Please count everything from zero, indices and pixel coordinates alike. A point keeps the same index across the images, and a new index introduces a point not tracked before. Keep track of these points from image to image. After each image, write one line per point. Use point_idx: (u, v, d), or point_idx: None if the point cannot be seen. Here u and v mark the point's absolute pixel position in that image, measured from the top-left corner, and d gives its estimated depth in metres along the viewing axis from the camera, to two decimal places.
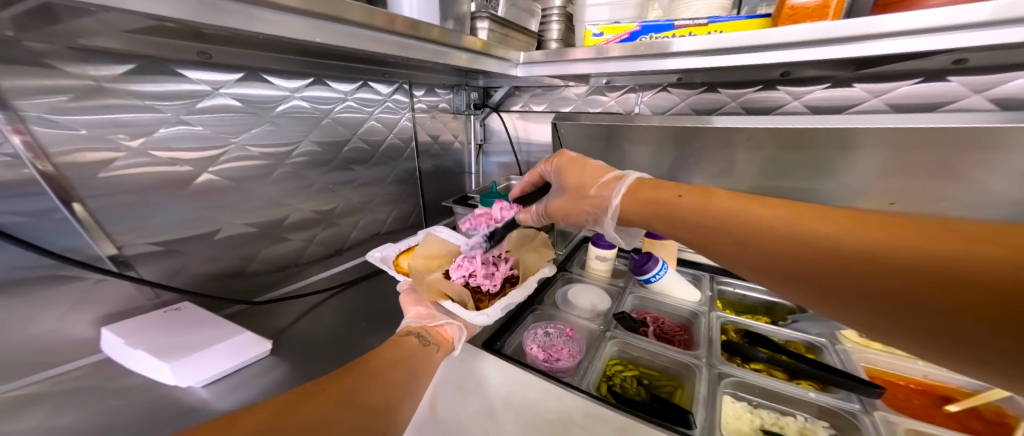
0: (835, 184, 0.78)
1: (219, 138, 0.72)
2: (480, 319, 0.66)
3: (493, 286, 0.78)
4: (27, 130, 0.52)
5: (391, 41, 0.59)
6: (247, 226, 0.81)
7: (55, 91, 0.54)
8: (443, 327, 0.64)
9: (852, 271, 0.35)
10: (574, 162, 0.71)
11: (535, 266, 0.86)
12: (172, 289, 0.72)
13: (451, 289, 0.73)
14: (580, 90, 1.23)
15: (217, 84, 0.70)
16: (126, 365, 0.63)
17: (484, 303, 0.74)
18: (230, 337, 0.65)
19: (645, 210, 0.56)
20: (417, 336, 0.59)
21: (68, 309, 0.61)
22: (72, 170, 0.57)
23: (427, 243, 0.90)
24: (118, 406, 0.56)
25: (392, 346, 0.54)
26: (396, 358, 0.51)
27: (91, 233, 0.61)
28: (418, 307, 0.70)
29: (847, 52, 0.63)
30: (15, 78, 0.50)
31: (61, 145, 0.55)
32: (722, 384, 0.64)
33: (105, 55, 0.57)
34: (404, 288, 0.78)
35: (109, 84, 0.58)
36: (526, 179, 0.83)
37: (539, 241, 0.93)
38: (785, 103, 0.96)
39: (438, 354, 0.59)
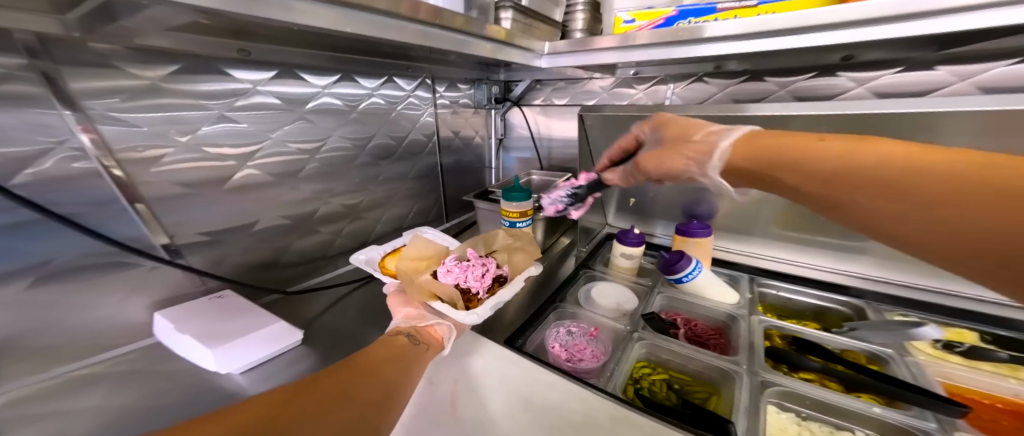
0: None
1: (260, 134, 0.75)
2: (469, 318, 0.61)
3: (480, 287, 0.69)
4: (94, 128, 0.56)
5: (416, 30, 0.58)
6: (282, 219, 0.84)
7: (117, 90, 0.57)
8: (433, 327, 0.62)
9: (896, 209, 0.38)
10: (672, 117, 0.70)
11: (522, 266, 0.79)
12: (216, 278, 0.75)
13: (440, 290, 0.67)
14: (604, 82, 1.19)
15: (257, 82, 0.72)
16: (174, 349, 0.67)
17: (473, 303, 0.68)
18: (268, 326, 0.67)
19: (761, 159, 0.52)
20: (407, 336, 0.58)
21: (125, 294, 0.65)
22: (132, 165, 0.61)
23: (415, 244, 0.83)
24: (169, 388, 0.59)
25: (384, 344, 0.54)
26: (386, 357, 0.51)
27: (147, 224, 0.65)
28: (407, 308, 0.67)
29: (932, 27, 0.56)
30: (83, 79, 0.54)
31: (122, 142, 0.59)
32: (766, 393, 0.59)
33: (158, 55, 0.60)
34: (391, 290, 0.74)
35: (164, 83, 0.61)
36: (617, 147, 0.81)
37: (528, 240, 0.86)
38: (846, 89, 0.88)
39: (429, 353, 0.57)
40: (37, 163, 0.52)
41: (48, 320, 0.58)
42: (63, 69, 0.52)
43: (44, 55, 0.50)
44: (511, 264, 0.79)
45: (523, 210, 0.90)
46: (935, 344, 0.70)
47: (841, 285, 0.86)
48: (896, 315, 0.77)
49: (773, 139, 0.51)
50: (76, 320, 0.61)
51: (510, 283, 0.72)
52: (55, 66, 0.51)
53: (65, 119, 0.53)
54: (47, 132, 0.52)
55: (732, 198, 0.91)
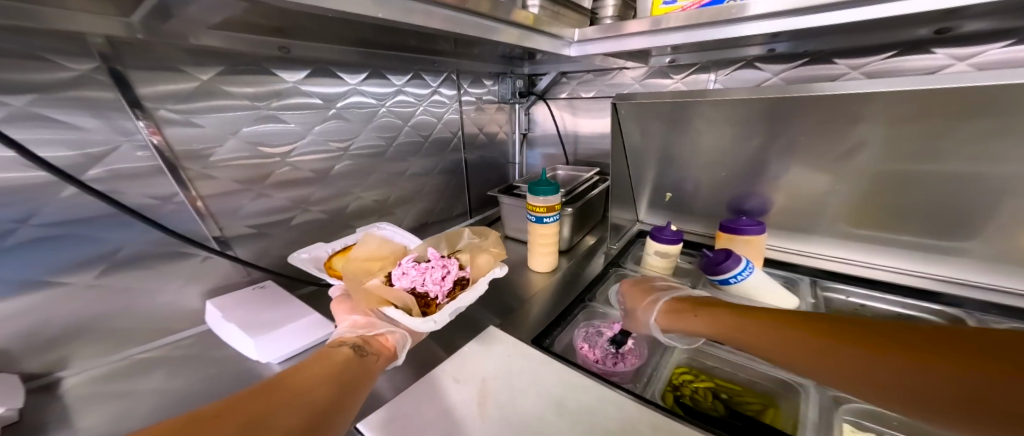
0: (1017, 166, 0.58)
1: (302, 132, 0.78)
2: (425, 325, 0.58)
3: (439, 291, 0.65)
4: (160, 131, 0.59)
5: (444, 15, 0.57)
6: (318, 213, 0.87)
7: (180, 92, 0.60)
8: (385, 336, 0.57)
9: (821, 358, 0.37)
10: (630, 286, 0.68)
11: (487, 267, 0.74)
12: (261, 269, 0.78)
13: (392, 295, 0.62)
14: (636, 73, 1.13)
15: (298, 81, 0.75)
16: (223, 336, 0.70)
17: (430, 309, 0.64)
18: (307, 318, 0.69)
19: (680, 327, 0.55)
20: (353, 346, 0.51)
21: (182, 283, 0.69)
22: (191, 162, 0.64)
23: (366, 241, 0.76)
24: (219, 373, 0.62)
25: (319, 359, 0.47)
26: (323, 372, 0.44)
27: (203, 218, 0.68)
28: (354, 316, 0.61)
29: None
30: (152, 83, 0.57)
31: (184, 143, 0.62)
32: (842, 410, 0.51)
33: (212, 56, 0.62)
34: (336, 294, 0.68)
35: (217, 84, 0.64)
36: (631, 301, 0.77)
37: (492, 242, 0.81)
38: (940, 68, 0.76)
39: (378, 364, 0.52)
40: (114, 162, 0.56)
41: (115, 305, 0.62)
42: (133, 73, 0.55)
43: (115, 59, 0.53)
44: (474, 265, 0.74)
45: (550, 204, 0.85)
46: None
47: (930, 291, 0.75)
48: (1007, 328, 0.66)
49: (687, 315, 0.54)
50: (140, 307, 0.65)
51: (470, 286, 0.68)
52: (125, 70, 0.54)
53: (138, 124, 0.57)
54: (121, 132, 0.56)
55: (789, 193, 0.83)
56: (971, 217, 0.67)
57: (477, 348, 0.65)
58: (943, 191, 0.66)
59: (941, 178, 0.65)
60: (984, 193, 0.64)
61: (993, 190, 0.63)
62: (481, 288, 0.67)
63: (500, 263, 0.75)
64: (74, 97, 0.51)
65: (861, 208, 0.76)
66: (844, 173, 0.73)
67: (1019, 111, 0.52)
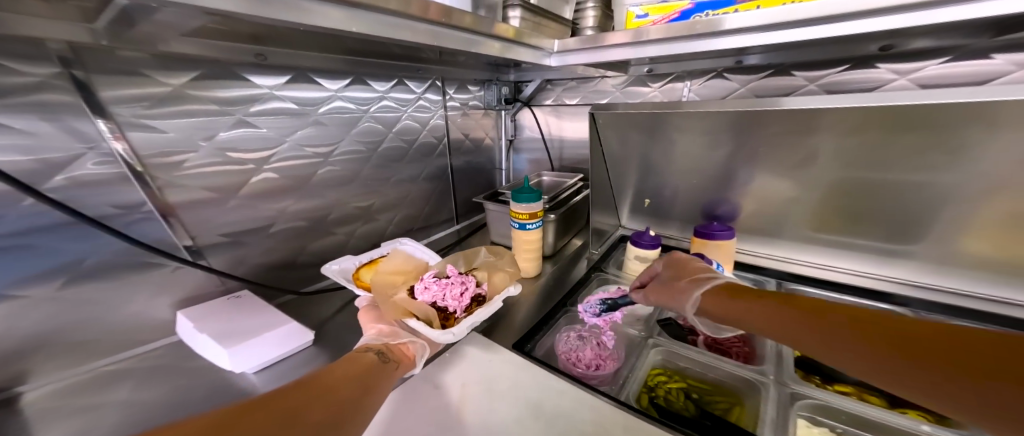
0: (957, 176, 0.63)
1: (278, 138, 0.77)
2: (444, 338, 0.58)
3: (459, 307, 0.64)
4: (124, 136, 0.58)
5: (424, 29, 0.58)
6: (298, 221, 0.85)
7: (148, 98, 0.59)
8: (406, 345, 0.57)
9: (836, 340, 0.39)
10: (677, 263, 0.69)
11: (503, 284, 0.74)
12: (236, 278, 0.77)
13: (416, 308, 0.63)
14: (616, 81, 1.16)
15: (275, 87, 0.74)
16: (194, 347, 0.68)
17: (450, 322, 0.63)
18: (283, 326, 0.68)
19: (716, 305, 0.55)
20: (377, 353, 0.52)
21: (151, 294, 0.67)
22: (159, 169, 0.63)
23: (392, 257, 0.77)
24: (187, 385, 0.61)
25: (348, 362, 0.47)
26: (353, 376, 0.45)
27: (173, 227, 0.67)
28: (379, 325, 0.62)
29: (987, 10, 0.50)
30: (116, 86, 0.56)
31: (151, 147, 0.61)
32: (797, 406, 0.55)
33: (182, 61, 0.61)
34: (363, 305, 0.69)
35: (187, 90, 0.63)
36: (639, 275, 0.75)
37: (510, 259, 0.81)
38: (885, 82, 0.82)
39: (398, 371, 0.52)
40: (71, 168, 0.54)
41: (76, 317, 0.60)
42: (96, 78, 0.54)
43: (78, 64, 0.52)
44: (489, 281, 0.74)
45: (532, 211, 0.87)
46: None
47: (884, 292, 0.80)
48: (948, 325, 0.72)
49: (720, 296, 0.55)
50: (104, 318, 0.63)
51: (490, 303, 0.67)
52: (87, 75, 0.53)
53: (100, 128, 0.56)
54: (80, 138, 0.54)
55: (758, 198, 0.86)
56: (918, 221, 0.72)
57: (457, 354, 0.65)
58: (892, 199, 0.71)
59: (890, 186, 0.70)
60: (929, 201, 0.69)
61: (937, 197, 0.67)
62: (495, 305, 0.66)
63: (516, 281, 0.75)
64: (34, 103, 0.50)
65: (822, 213, 0.81)
66: (806, 181, 0.78)
67: (952, 127, 0.57)
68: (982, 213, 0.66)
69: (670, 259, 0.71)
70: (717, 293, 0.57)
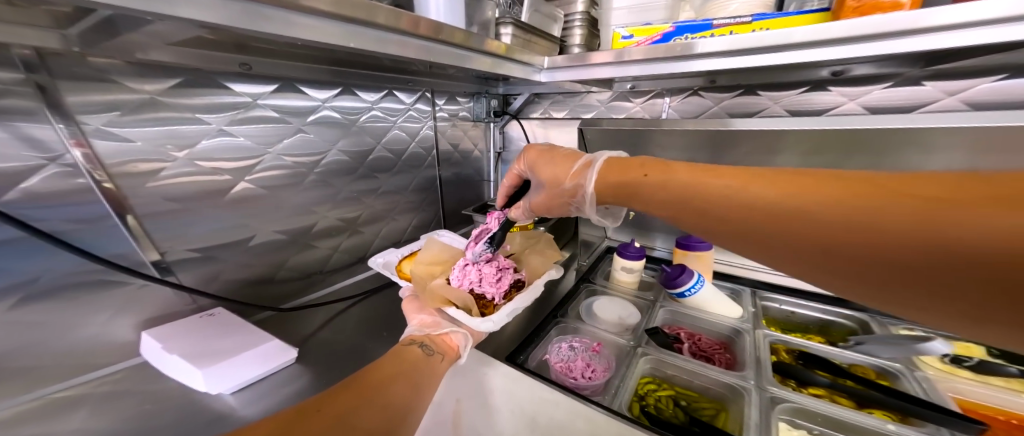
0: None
1: (257, 148, 0.74)
2: (485, 325, 0.63)
3: (497, 294, 0.70)
4: (87, 143, 0.54)
5: (416, 45, 0.59)
6: (278, 234, 0.82)
7: (119, 106, 0.56)
8: (449, 335, 0.61)
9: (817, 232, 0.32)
10: (544, 155, 0.68)
11: (541, 268, 0.81)
12: (209, 295, 0.72)
13: (454, 295, 0.68)
14: (602, 96, 1.21)
15: (258, 97, 0.72)
16: (160, 369, 0.62)
17: (489, 309, 0.69)
18: (261, 344, 0.64)
19: (610, 191, 0.55)
20: (421, 346, 0.56)
21: (111, 314, 0.61)
22: (126, 180, 0.58)
23: (429, 248, 0.85)
24: (152, 410, 0.56)
25: (396, 358, 0.52)
26: (400, 371, 0.49)
27: (138, 240, 0.62)
28: (421, 315, 0.66)
29: (914, 45, 0.57)
30: (82, 92, 0.52)
31: (118, 156, 0.57)
32: (777, 409, 0.58)
33: (158, 69, 0.58)
34: (407, 296, 0.75)
35: (162, 97, 0.59)
36: (506, 184, 0.80)
37: (545, 246, 0.88)
38: (838, 104, 0.90)
39: (443, 364, 0.56)
40: (24, 178, 0.50)
41: (26, 342, 0.54)
42: (60, 83, 0.50)
43: (41, 69, 0.49)
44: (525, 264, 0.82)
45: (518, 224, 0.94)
46: (942, 358, 0.70)
47: (844, 299, 0.86)
48: (902, 329, 0.78)
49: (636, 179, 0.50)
50: (58, 341, 0.57)
51: (528, 288, 0.74)
52: (52, 81, 0.50)
53: (57, 135, 0.52)
54: (36, 147, 0.50)
55: None
56: None
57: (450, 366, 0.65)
58: None
59: None
60: None
61: None
62: (536, 288, 0.74)
63: (552, 265, 0.82)
64: None
65: None
66: None
67: (892, 149, 0.65)
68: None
69: (527, 156, 0.71)
70: (628, 171, 0.53)
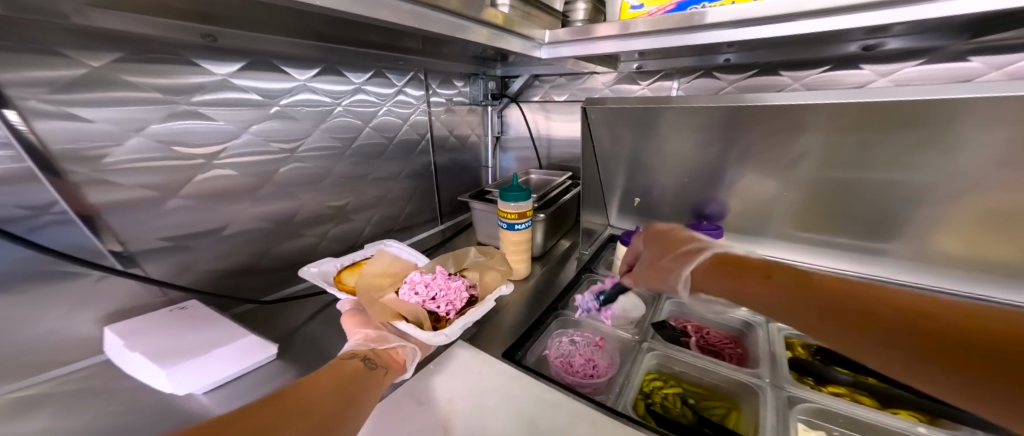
0: (928, 174, 0.64)
1: (233, 130, 0.68)
2: (437, 339, 0.57)
3: (451, 310, 0.64)
4: (30, 127, 0.48)
5: (408, 10, 0.53)
6: (258, 222, 0.77)
7: (61, 80, 0.49)
8: (395, 350, 0.56)
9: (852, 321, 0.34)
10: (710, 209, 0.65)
11: (494, 284, 0.75)
12: (179, 288, 0.67)
13: (405, 309, 0.62)
14: (605, 78, 1.14)
15: (229, 75, 0.66)
16: (124, 367, 0.58)
17: (440, 324, 0.63)
18: (236, 340, 0.60)
19: (715, 283, 0.49)
20: (363, 359, 0.50)
21: (70, 309, 0.56)
22: (74, 164, 0.52)
23: (377, 259, 0.79)
24: (120, 412, 0.52)
25: (333, 371, 0.45)
26: (337, 383, 0.42)
27: (96, 230, 0.56)
28: (365, 329, 0.60)
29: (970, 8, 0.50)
30: (18, 67, 0.46)
31: (63, 139, 0.51)
32: (795, 410, 0.54)
33: (102, 39, 0.51)
34: (346, 308, 0.67)
35: (111, 72, 0.53)
36: (627, 258, 0.70)
37: (501, 258, 0.82)
38: (866, 82, 0.83)
39: (388, 377, 0.50)
40: None
41: None
42: None
43: None
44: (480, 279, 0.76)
45: (521, 211, 0.85)
46: None
47: None
48: None
49: (722, 275, 0.49)
50: (16, 336, 0.52)
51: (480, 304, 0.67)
52: None
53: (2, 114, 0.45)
54: None
55: (746, 197, 0.86)
56: (892, 219, 0.73)
57: (442, 364, 0.61)
58: (865, 196, 0.72)
59: (866, 184, 0.70)
60: (904, 199, 0.70)
61: (912, 195, 0.68)
62: (489, 303, 0.67)
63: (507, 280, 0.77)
64: None
65: (804, 212, 0.81)
66: (790, 182, 0.78)
67: (937, 127, 0.58)
68: (952, 211, 0.67)
69: (648, 233, 0.68)
70: (732, 265, 0.49)
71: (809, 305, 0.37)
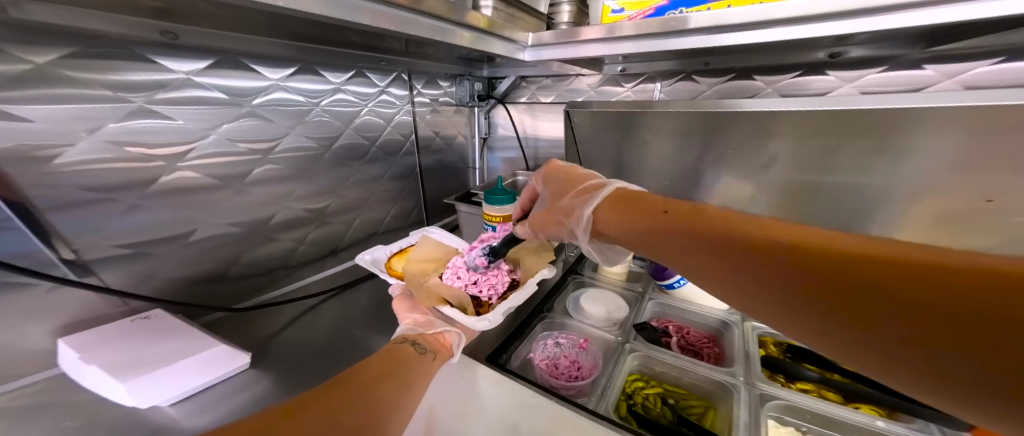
0: (886, 178, 0.67)
1: (197, 133, 0.65)
2: (480, 325, 0.59)
3: (493, 295, 0.67)
4: None
5: (389, 14, 0.53)
6: (229, 227, 0.74)
7: (6, 74, 0.46)
8: (443, 334, 0.58)
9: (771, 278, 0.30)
10: (559, 170, 0.67)
11: (535, 266, 0.75)
12: (140, 298, 0.65)
13: (449, 294, 0.65)
14: (591, 80, 1.14)
15: (193, 73, 0.63)
16: (81, 381, 0.55)
17: (484, 309, 0.66)
18: (202, 350, 0.58)
19: (622, 227, 0.47)
20: (414, 344, 0.53)
21: (19, 321, 0.53)
22: (18, 166, 0.49)
23: (423, 244, 0.80)
24: (75, 427, 0.50)
25: (387, 356, 0.49)
26: (388, 370, 0.45)
27: (46, 238, 0.54)
28: (414, 313, 0.63)
29: (919, 19, 0.53)
30: None
31: (5, 138, 0.48)
32: (767, 407, 0.55)
33: (46, 34, 0.48)
34: (396, 293, 0.70)
35: (58, 70, 0.50)
36: (524, 198, 0.75)
37: (540, 243, 0.83)
38: (835, 87, 0.86)
39: (435, 363, 0.53)
40: None
41: None
42: None
43: None
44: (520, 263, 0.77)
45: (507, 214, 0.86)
46: None
47: None
48: None
49: (632, 214, 0.46)
50: None
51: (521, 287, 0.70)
52: None
53: None
54: None
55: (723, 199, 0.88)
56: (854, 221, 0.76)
57: None
58: (834, 200, 0.75)
59: (833, 189, 0.73)
60: (867, 203, 0.72)
61: (872, 199, 0.71)
62: (530, 288, 0.69)
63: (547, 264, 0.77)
64: None
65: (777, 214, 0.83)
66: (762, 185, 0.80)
67: (895, 134, 0.60)
68: (908, 214, 0.70)
69: (547, 168, 0.69)
70: (646, 205, 0.46)
71: (731, 260, 0.33)
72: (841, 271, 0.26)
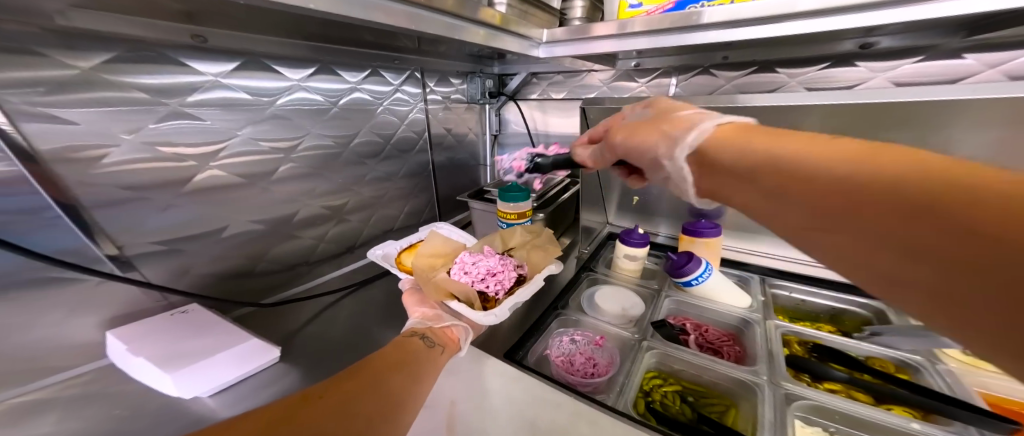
0: None
1: (225, 131, 0.67)
2: (487, 319, 0.59)
3: (500, 290, 0.66)
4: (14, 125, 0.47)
5: (402, 11, 0.53)
6: (254, 224, 0.76)
7: (49, 80, 0.48)
8: (450, 328, 0.59)
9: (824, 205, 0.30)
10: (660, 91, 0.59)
11: (541, 263, 0.75)
12: (178, 292, 0.67)
13: (456, 288, 0.65)
14: (604, 75, 1.13)
15: (220, 75, 0.64)
16: (127, 371, 0.58)
17: (490, 304, 0.65)
18: (236, 344, 0.59)
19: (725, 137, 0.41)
20: (422, 337, 0.54)
21: (67, 314, 0.56)
22: (64, 166, 0.51)
23: (431, 239, 0.81)
24: (124, 415, 0.52)
25: (397, 347, 0.50)
26: (400, 360, 0.47)
27: (91, 234, 0.56)
28: (422, 308, 0.66)
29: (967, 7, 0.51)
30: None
31: (53, 140, 0.50)
32: (792, 407, 0.54)
33: (87, 38, 0.50)
34: (407, 288, 0.73)
35: (101, 74, 0.52)
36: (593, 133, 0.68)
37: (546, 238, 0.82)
38: (862, 79, 0.83)
39: (444, 356, 0.54)
40: None
41: None
42: None
43: None
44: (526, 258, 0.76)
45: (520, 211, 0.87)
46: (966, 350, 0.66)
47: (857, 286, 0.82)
48: None
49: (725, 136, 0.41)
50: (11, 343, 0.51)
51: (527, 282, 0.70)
52: None
53: None
54: None
55: None
56: None
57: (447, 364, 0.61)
58: None
59: None
60: None
61: None
62: (536, 282, 0.69)
63: (553, 260, 0.77)
64: None
65: None
66: None
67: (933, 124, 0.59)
68: None
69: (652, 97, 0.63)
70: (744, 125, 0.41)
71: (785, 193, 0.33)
72: (906, 191, 0.25)
